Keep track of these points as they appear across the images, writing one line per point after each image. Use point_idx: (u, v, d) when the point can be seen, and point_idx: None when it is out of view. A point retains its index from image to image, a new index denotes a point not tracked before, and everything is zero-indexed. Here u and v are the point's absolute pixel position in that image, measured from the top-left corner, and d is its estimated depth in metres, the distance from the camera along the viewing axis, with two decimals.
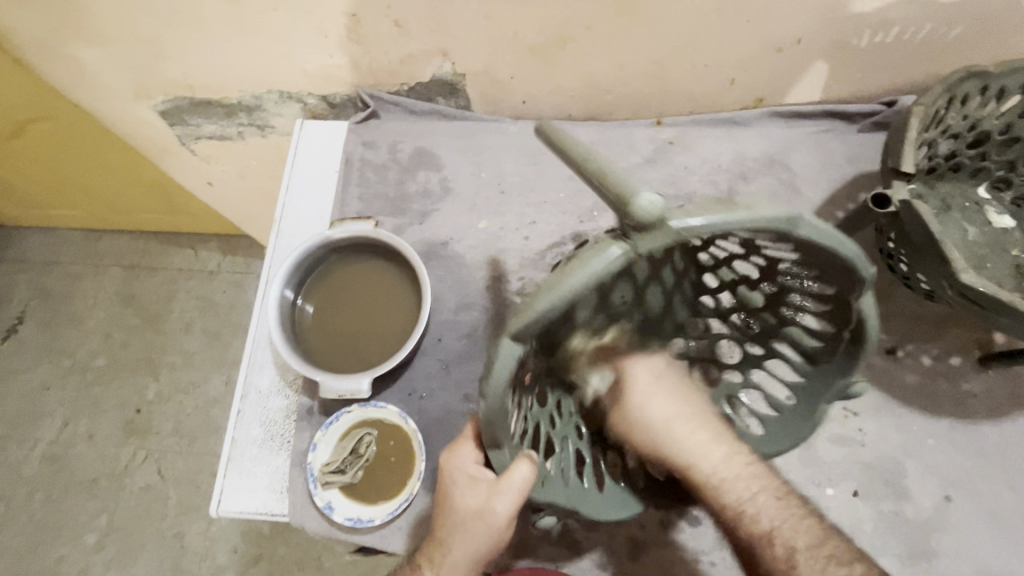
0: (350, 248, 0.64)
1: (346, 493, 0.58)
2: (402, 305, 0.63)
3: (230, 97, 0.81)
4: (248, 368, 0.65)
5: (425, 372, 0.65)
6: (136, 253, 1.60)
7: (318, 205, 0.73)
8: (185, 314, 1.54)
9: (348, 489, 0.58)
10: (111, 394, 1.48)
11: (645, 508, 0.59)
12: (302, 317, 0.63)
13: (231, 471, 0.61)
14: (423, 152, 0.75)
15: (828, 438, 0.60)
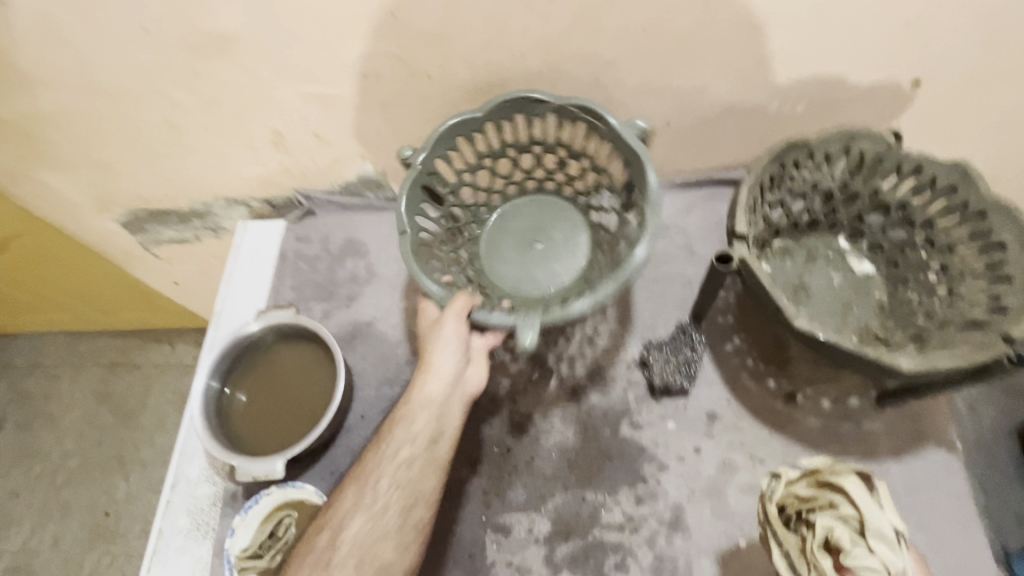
0: (276, 336, 0.69)
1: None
2: (323, 386, 0.66)
3: (183, 205, 0.89)
4: (179, 458, 0.68)
5: (349, 450, 0.67)
6: (114, 351, 1.66)
7: (255, 297, 0.79)
8: (159, 409, 1.57)
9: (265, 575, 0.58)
10: (80, 496, 1.47)
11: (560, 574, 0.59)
12: (229, 404, 0.66)
13: (156, 564, 0.62)
14: (352, 242, 0.82)
15: (738, 487, 0.61)
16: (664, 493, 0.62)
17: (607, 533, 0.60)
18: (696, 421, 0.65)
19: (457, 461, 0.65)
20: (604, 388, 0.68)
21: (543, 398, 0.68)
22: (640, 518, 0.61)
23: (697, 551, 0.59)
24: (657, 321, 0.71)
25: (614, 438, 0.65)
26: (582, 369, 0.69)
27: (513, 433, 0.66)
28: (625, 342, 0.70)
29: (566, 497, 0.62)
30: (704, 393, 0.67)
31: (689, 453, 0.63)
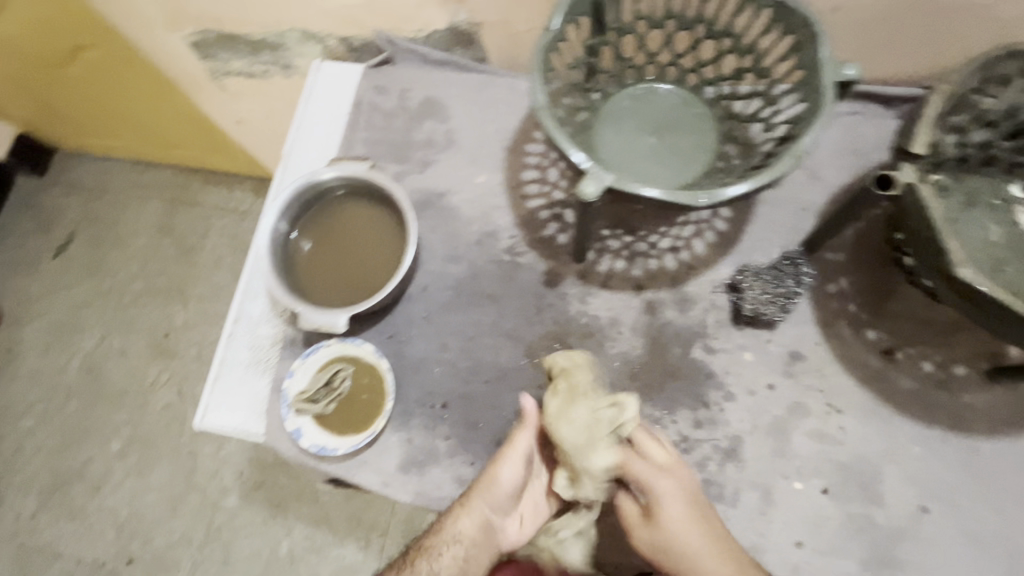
0: (346, 190, 0.65)
1: (312, 419, 0.60)
2: (390, 252, 0.63)
3: (256, 34, 0.82)
4: (243, 295, 0.68)
5: (407, 318, 0.65)
6: (176, 187, 1.69)
7: (325, 145, 0.74)
8: (216, 250, 1.63)
9: (319, 419, 0.60)
10: (143, 316, 1.58)
11: (604, 476, 0.58)
12: (294, 252, 0.64)
13: (217, 388, 0.65)
14: (433, 102, 0.73)
15: (806, 432, 0.58)
16: (725, 423, 0.59)
17: (657, 449, 0.59)
18: (776, 358, 0.60)
19: (514, 350, 0.63)
20: (684, 305, 0.63)
21: (615, 304, 0.64)
22: (694, 441, 0.59)
23: (748, 483, 0.57)
24: (757, 245, 0.64)
25: (684, 358, 0.61)
26: (661, 282, 0.64)
27: (579, 334, 0.63)
28: (716, 261, 0.64)
29: None
30: (792, 332, 0.61)
31: (762, 389, 0.60)
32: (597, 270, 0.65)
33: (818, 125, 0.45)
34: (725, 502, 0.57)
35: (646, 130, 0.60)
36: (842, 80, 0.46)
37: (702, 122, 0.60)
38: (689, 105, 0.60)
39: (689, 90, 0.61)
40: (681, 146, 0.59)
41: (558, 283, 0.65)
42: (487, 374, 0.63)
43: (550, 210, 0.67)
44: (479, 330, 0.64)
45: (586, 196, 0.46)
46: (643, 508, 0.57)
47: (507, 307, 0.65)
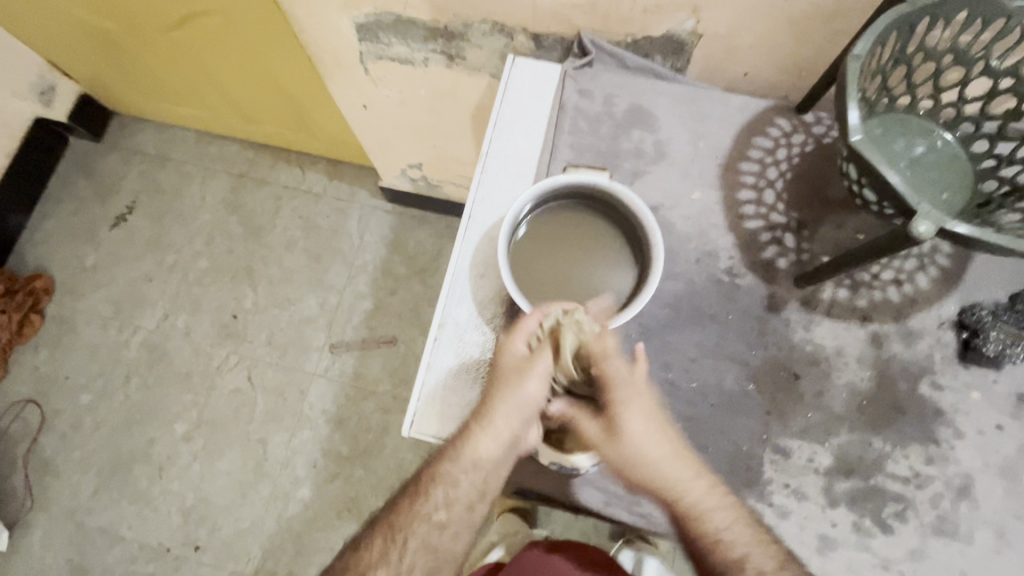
0: (571, 198, 0.63)
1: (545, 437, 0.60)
2: (618, 264, 0.62)
3: (439, 21, 0.78)
4: (446, 299, 0.66)
5: (625, 333, 0.64)
6: (246, 162, 1.63)
7: (526, 146, 0.71)
8: (288, 232, 1.57)
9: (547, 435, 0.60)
10: (210, 295, 1.53)
11: (837, 507, 0.58)
12: (517, 259, 0.62)
13: (425, 395, 0.63)
14: (639, 110, 0.72)
15: None
16: (957, 460, 0.59)
17: (889, 483, 0.59)
18: (1004, 398, 0.61)
19: (738, 373, 0.62)
20: (909, 339, 0.63)
21: (839, 334, 0.63)
22: (926, 477, 0.59)
23: (983, 522, 0.57)
24: (981, 283, 0.64)
25: (912, 393, 0.61)
26: (886, 314, 0.63)
27: (804, 361, 0.62)
28: (940, 297, 0.64)
29: (852, 438, 0.60)
30: (1020, 373, 0.61)
31: (991, 428, 0.60)
32: (820, 297, 0.64)
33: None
34: (960, 540, 0.57)
35: (901, 161, 0.59)
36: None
37: (956, 159, 0.59)
38: (941, 141, 0.60)
39: (942, 125, 0.60)
40: (936, 182, 0.58)
41: (780, 308, 0.64)
42: (712, 397, 0.62)
43: (770, 232, 0.66)
44: (700, 351, 0.63)
45: (914, 233, 0.45)
46: (878, 541, 0.57)
47: (729, 329, 0.64)
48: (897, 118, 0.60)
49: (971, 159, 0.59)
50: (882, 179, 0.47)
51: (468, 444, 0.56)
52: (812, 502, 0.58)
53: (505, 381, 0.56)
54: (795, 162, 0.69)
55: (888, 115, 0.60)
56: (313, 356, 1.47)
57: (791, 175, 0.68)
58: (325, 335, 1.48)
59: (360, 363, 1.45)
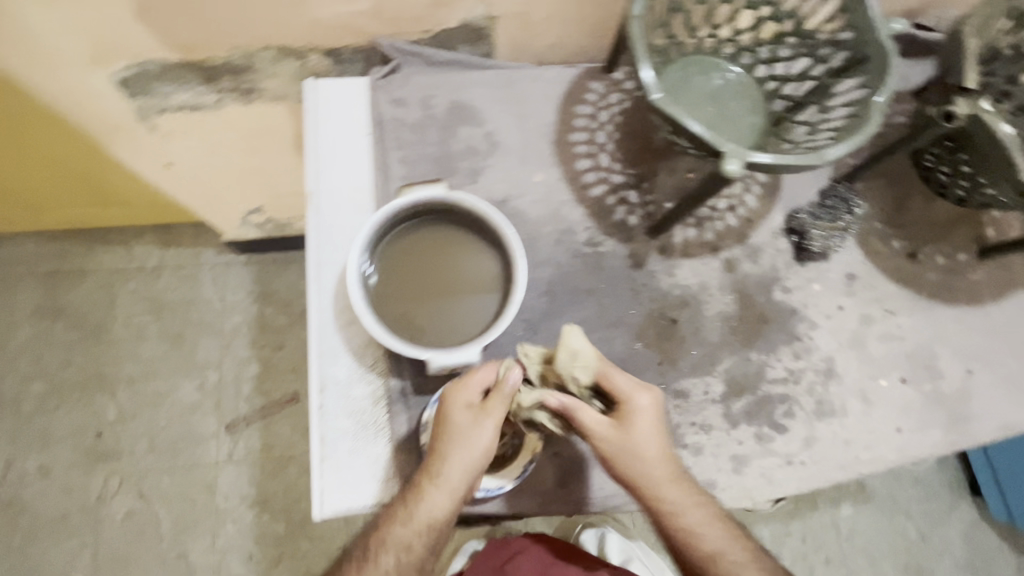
0: (417, 217, 0.60)
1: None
2: (484, 269, 0.59)
3: (215, 57, 0.69)
4: (320, 360, 0.60)
5: (512, 334, 0.63)
6: (52, 257, 1.37)
7: (355, 172, 0.66)
8: (133, 320, 1.36)
9: None
10: (61, 421, 1.29)
11: (739, 426, 0.63)
12: (381, 296, 0.58)
13: (328, 469, 0.58)
14: (460, 106, 0.69)
15: (876, 336, 0.68)
16: (818, 347, 0.67)
17: (773, 387, 0.65)
18: (838, 282, 0.69)
19: (625, 336, 0.65)
20: (755, 256, 0.69)
21: (699, 270, 0.68)
22: (799, 371, 0.66)
23: (850, 393, 0.66)
24: (797, 188, 0.71)
25: (769, 302, 0.68)
26: (731, 240, 0.69)
27: (677, 305, 0.66)
28: (769, 210, 0.70)
29: (734, 359, 0.65)
30: (843, 257, 0.70)
31: (835, 311, 0.68)
32: (674, 242, 0.68)
33: (892, 79, 0.52)
34: (837, 415, 0.65)
35: (703, 99, 0.63)
36: (890, 35, 0.54)
37: (748, 85, 0.64)
38: (732, 71, 0.64)
39: (728, 56, 0.64)
40: (737, 111, 0.63)
41: (644, 263, 0.67)
42: (608, 366, 0.63)
43: (614, 194, 0.68)
44: (585, 326, 0.64)
45: (726, 172, 0.48)
46: (778, 442, 0.63)
47: (605, 297, 0.65)
48: (689, 60, 0.64)
49: (760, 82, 0.64)
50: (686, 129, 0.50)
51: (421, 501, 0.53)
52: (718, 430, 0.63)
53: (454, 431, 0.54)
54: (619, 121, 0.71)
55: (681, 59, 0.64)
56: (210, 445, 1.31)
57: (618, 134, 0.70)
58: (217, 418, 1.33)
59: (266, 433, 1.32)
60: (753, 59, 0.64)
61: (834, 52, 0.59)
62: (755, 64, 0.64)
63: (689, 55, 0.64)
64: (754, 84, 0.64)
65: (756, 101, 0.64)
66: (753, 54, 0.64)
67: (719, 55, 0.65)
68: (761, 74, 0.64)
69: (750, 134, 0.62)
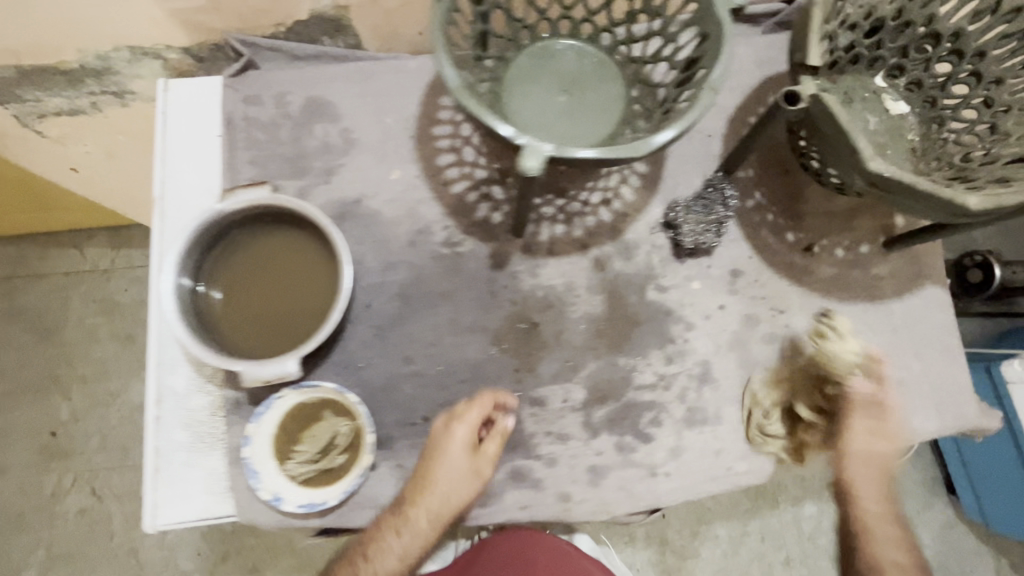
0: (249, 220, 0.57)
1: (290, 479, 0.55)
2: (318, 273, 0.57)
3: (70, 62, 0.68)
4: (158, 370, 0.59)
5: (359, 341, 0.60)
6: (9, 261, 1.40)
7: (204, 175, 0.64)
8: (85, 321, 1.38)
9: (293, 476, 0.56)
10: (17, 420, 1.32)
11: (600, 435, 0.60)
12: (210, 304, 0.56)
13: (161, 482, 0.57)
14: (315, 102, 0.66)
15: (759, 337, 0.63)
16: (693, 350, 0.63)
17: (640, 394, 0.61)
18: (720, 278, 0.65)
19: (480, 341, 0.62)
20: (629, 253, 0.64)
21: (565, 269, 0.64)
22: (670, 376, 0.62)
23: (725, 399, 0.62)
24: (679, 178, 0.66)
25: (641, 303, 0.63)
26: (603, 236, 0.65)
27: (538, 307, 0.63)
28: (647, 203, 0.65)
29: (599, 364, 0.62)
30: (728, 252, 0.65)
31: (715, 311, 0.64)
32: (540, 239, 0.64)
33: (724, 57, 0.47)
34: (710, 423, 0.61)
35: (553, 87, 0.59)
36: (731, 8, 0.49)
37: (606, 69, 0.60)
38: (589, 55, 0.60)
39: (585, 40, 0.61)
40: (592, 97, 0.59)
41: (505, 263, 0.63)
42: (460, 373, 0.61)
43: (476, 190, 0.65)
44: (439, 331, 0.61)
45: (528, 170, 0.44)
46: (642, 452, 0.60)
47: (461, 300, 0.62)
48: (541, 46, 0.60)
49: (619, 66, 0.60)
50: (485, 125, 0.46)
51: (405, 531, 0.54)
52: (576, 439, 0.60)
53: (439, 466, 0.55)
54: None
55: (531, 46, 0.60)
56: None
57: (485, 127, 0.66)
58: None
59: None
60: (610, 42, 0.60)
61: (682, 29, 0.54)
62: (611, 47, 0.60)
63: (540, 41, 0.60)
64: (612, 69, 0.60)
65: (614, 85, 0.60)
66: (609, 36, 0.60)
67: (575, 38, 0.61)
68: (618, 58, 0.60)
69: (603, 123, 0.58)
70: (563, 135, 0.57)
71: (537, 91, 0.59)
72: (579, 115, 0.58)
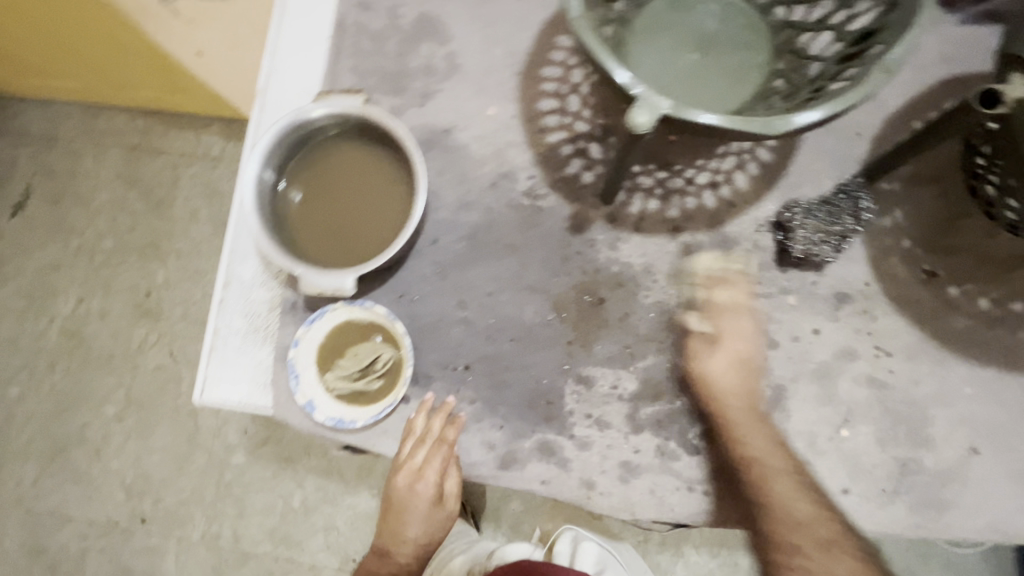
0: (338, 128, 0.56)
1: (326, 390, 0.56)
2: (395, 193, 0.55)
3: None
4: (230, 256, 0.61)
5: (418, 274, 0.59)
6: (136, 132, 1.50)
7: (306, 74, 0.63)
8: (189, 202, 1.48)
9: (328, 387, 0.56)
10: (121, 276, 1.46)
11: (642, 433, 0.56)
12: (286, 204, 0.56)
13: (214, 360, 0.59)
14: (428, 20, 0.63)
15: (854, 377, 0.55)
16: (770, 371, 0.56)
17: (698, 402, 0.56)
18: (825, 300, 0.56)
19: (539, 304, 0.58)
20: (724, 248, 0.57)
21: (648, 249, 0.58)
22: (736, 393, 0.55)
23: (794, 432, 0.54)
24: (805, 176, 0.57)
25: (724, 306, 0.57)
26: (699, 223, 0.58)
27: (607, 284, 0.58)
28: (760, 196, 0.57)
29: (658, 359, 0.57)
30: (842, 272, 0.56)
31: (808, 334, 0.56)
32: (629, 211, 0.58)
33: (913, 32, 0.39)
34: (769, 454, 0.54)
35: (687, 42, 0.52)
36: None
37: (753, 35, 0.52)
38: (737, 15, 0.53)
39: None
40: (728, 63, 0.52)
41: (585, 228, 0.58)
42: (512, 331, 0.58)
43: (573, 144, 0.59)
44: (500, 283, 0.58)
45: (636, 127, 0.38)
46: (683, 463, 0.55)
47: (529, 257, 0.59)
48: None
49: (769, 33, 0.52)
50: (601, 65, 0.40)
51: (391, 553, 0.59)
52: (615, 430, 0.56)
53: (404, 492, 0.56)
54: None
55: None
56: None
57: (597, 77, 0.60)
58: None
59: None
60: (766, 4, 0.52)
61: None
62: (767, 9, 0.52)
63: None
64: (760, 35, 0.52)
65: (757, 54, 0.52)
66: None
67: None
68: (771, 24, 0.52)
69: (735, 93, 0.51)
70: (684, 99, 0.50)
71: (668, 44, 0.52)
72: (708, 79, 0.51)
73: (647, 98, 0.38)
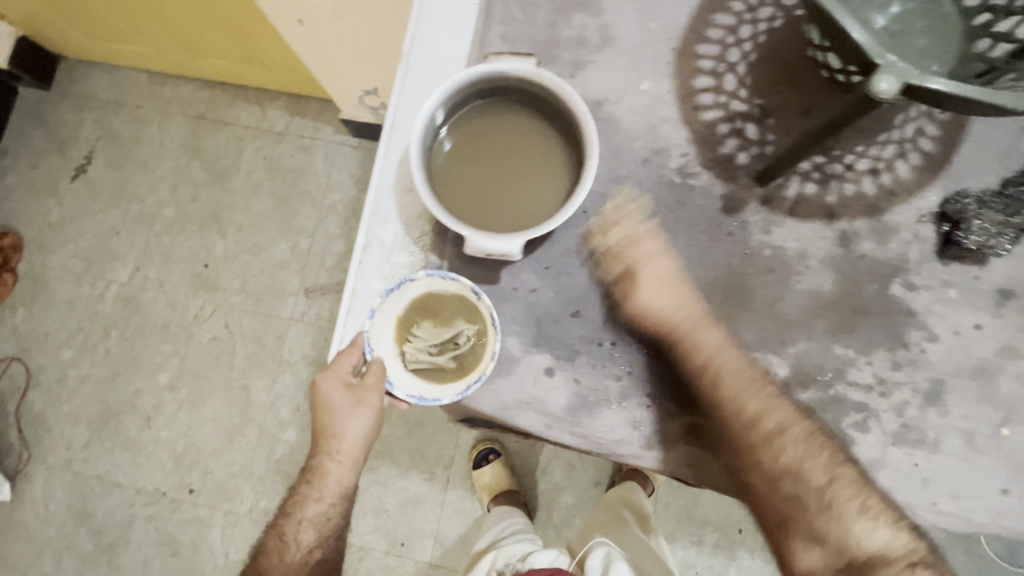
0: (498, 90, 0.55)
1: (404, 368, 0.56)
2: (556, 164, 0.55)
3: None
4: (370, 219, 0.59)
5: (565, 247, 0.58)
6: (202, 102, 1.47)
7: (454, 39, 0.62)
8: (252, 175, 1.45)
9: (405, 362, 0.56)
10: (180, 245, 1.44)
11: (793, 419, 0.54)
12: (441, 166, 0.55)
13: (350, 322, 0.58)
14: None
15: (1015, 375, 0.54)
16: (927, 364, 0.54)
17: (850, 391, 0.54)
18: (985, 296, 0.55)
19: (688, 284, 0.57)
20: (883, 237, 0.56)
21: (803, 235, 0.57)
22: (891, 384, 0.54)
23: (951, 427, 0.53)
24: (971, 169, 0.56)
25: (881, 294, 0.55)
26: (858, 210, 0.56)
27: (760, 267, 0.56)
28: (922, 186, 0.56)
29: (811, 346, 0.55)
30: (1005, 267, 0.55)
31: (968, 329, 0.54)
32: (785, 194, 0.57)
33: None
34: (925, 448, 0.53)
35: (876, 21, 0.51)
36: None
37: (940, 20, 0.52)
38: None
39: None
40: (915, 46, 0.51)
41: (738, 209, 0.57)
42: (661, 310, 0.57)
43: (729, 123, 0.58)
44: (650, 262, 0.57)
45: (875, 94, 0.38)
46: (835, 453, 0.54)
47: (679, 235, 0.57)
48: None
49: (958, 19, 0.52)
50: (838, 28, 0.39)
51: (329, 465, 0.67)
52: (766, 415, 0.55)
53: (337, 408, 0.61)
54: (762, 41, 0.59)
55: None
56: (288, 302, 1.40)
57: (756, 57, 0.59)
58: (299, 280, 1.41)
59: (336, 307, 1.39)
60: None
61: None
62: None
63: None
64: (948, 20, 0.52)
65: (943, 40, 0.52)
66: None
67: None
68: (961, 9, 0.52)
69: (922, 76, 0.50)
70: None
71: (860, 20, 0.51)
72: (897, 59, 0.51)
73: (890, 66, 0.37)
